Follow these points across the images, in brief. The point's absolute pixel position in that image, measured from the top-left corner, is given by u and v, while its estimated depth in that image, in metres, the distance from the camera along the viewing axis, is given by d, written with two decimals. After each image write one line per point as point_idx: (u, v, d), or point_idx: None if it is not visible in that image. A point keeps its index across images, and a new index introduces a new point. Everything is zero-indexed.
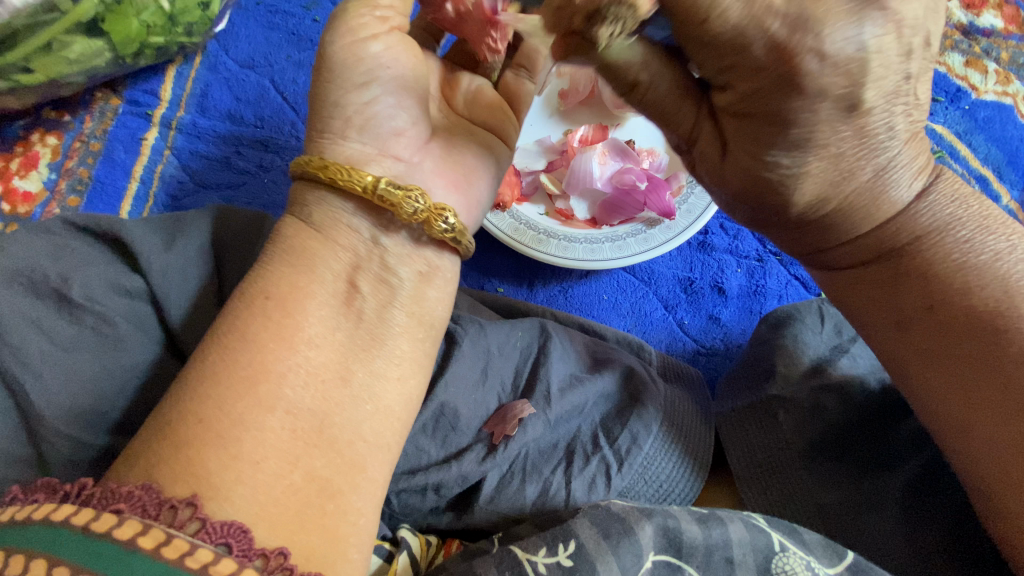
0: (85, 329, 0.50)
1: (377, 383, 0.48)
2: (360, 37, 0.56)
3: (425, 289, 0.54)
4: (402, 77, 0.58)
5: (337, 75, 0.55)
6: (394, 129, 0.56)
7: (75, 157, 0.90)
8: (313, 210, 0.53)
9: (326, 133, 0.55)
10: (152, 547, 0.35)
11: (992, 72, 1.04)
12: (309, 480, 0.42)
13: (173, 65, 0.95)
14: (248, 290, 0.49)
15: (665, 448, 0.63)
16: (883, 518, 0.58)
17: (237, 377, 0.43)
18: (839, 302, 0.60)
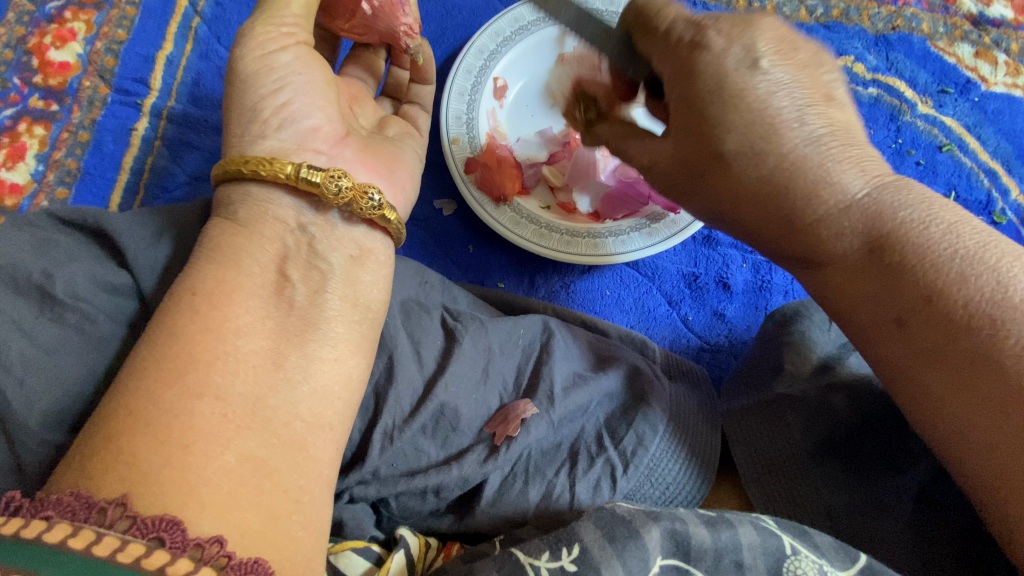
0: (68, 329, 0.49)
1: (311, 364, 0.50)
2: (265, 47, 0.59)
3: (357, 271, 0.57)
4: (313, 81, 0.61)
5: (250, 85, 0.58)
6: (312, 126, 0.60)
7: (64, 148, 0.87)
8: (240, 207, 0.55)
9: (246, 137, 0.58)
10: (84, 547, 0.35)
11: (1001, 64, 1.02)
12: (243, 460, 0.43)
13: (164, 54, 0.92)
14: (175, 289, 0.49)
15: (671, 450, 0.61)
16: (894, 521, 0.56)
17: (165, 368, 0.44)
18: (834, 312, 0.59)
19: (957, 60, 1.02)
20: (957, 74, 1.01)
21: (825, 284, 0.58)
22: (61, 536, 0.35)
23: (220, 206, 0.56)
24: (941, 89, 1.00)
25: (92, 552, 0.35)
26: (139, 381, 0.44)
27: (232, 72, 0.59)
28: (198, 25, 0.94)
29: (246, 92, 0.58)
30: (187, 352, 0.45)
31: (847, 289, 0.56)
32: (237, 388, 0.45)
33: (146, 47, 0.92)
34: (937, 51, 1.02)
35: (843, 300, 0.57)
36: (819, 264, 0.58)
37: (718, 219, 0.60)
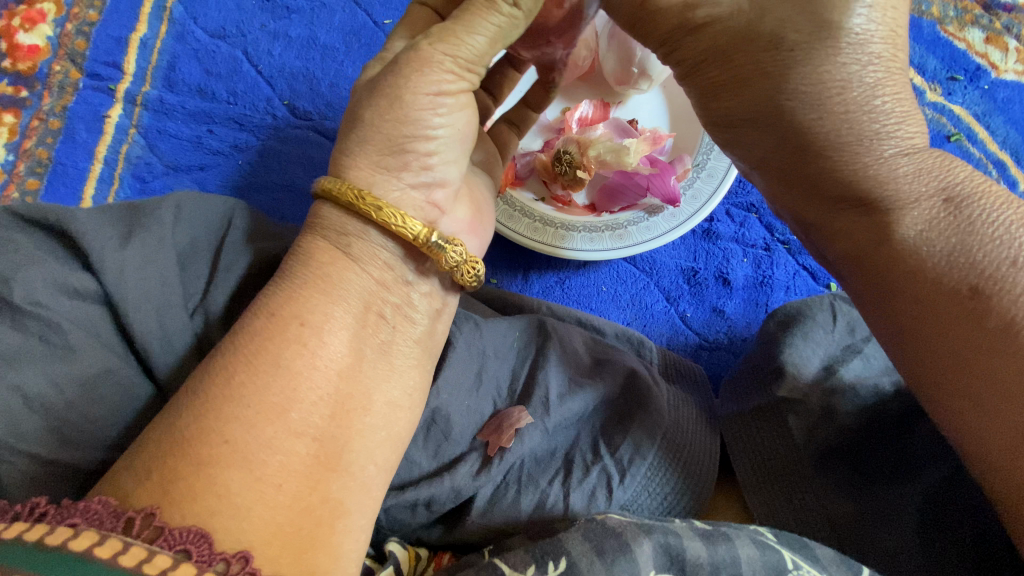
0: (30, 338, 0.46)
1: (394, 413, 0.50)
2: (439, 87, 0.51)
3: (435, 325, 0.55)
4: (464, 135, 0.55)
5: (405, 116, 0.51)
6: (444, 180, 0.55)
7: (34, 137, 0.83)
8: (354, 242, 0.51)
9: (381, 168, 0.52)
10: (111, 556, 0.33)
11: (1012, 50, 0.98)
12: (325, 501, 0.43)
13: (137, 36, 0.87)
14: (280, 312, 0.47)
15: (667, 460, 0.59)
16: (897, 532, 0.54)
17: (269, 403, 0.43)
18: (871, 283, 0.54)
19: (966, 46, 0.98)
20: (966, 61, 0.98)
21: (859, 241, 0.54)
22: (88, 543, 0.34)
23: (321, 230, 0.52)
24: (950, 76, 0.97)
25: (118, 561, 0.33)
26: (238, 411, 0.42)
27: (393, 95, 0.50)
28: (173, 5, 0.89)
29: (401, 126, 0.51)
30: (291, 389, 0.44)
31: (888, 253, 0.52)
32: (321, 425, 0.45)
33: (118, 28, 0.87)
34: (946, 37, 0.98)
35: (881, 268, 0.53)
36: (855, 221, 0.54)
37: (766, 162, 0.57)
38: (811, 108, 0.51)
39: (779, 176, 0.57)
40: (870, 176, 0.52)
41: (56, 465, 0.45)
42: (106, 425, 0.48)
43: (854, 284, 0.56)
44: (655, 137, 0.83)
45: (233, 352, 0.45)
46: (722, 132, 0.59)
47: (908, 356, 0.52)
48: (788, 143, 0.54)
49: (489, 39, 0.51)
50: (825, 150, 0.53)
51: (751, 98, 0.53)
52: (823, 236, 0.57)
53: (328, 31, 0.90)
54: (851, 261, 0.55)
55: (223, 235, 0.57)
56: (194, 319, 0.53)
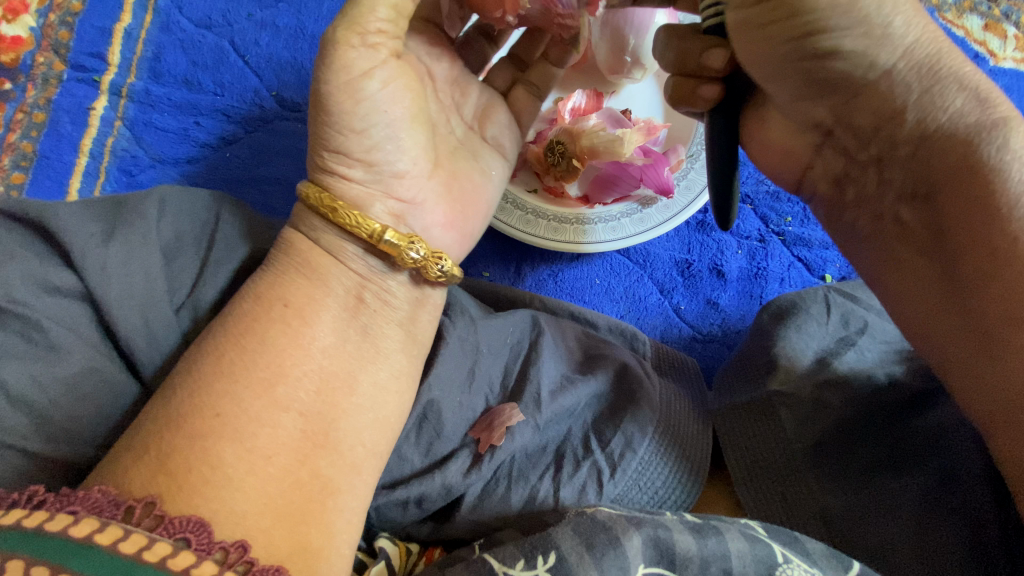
0: (11, 335, 0.45)
1: (379, 395, 0.48)
2: (348, 79, 0.49)
3: (417, 313, 0.54)
4: (404, 117, 0.53)
5: (330, 113, 0.50)
6: (398, 172, 0.54)
7: (18, 130, 0.81)
8: (320, 239, 0.51)
9: (326, 170, 0.52)
10: (111, 542, 0.34)
11: (1011, 38, 0.97)
12: (314, 477, 0.43)
13: (121, 25, 0.86)
14: (266, 294, 0.48)
15: (659, 454, 0.58)
16: (891, 525, 0.54)
17: (255, 377, 0.43)
18: (947, 215, 0.53)
19: (965, 33, 0.97)
20: (965, 49, 0.96)
21: (960, 168, 0.52)
22: (88, 531, 0.34)
23: (296, 224, 0.53)
24: None
25: (119, 549, 0.34)
26: (228, 386, 0.43)
27: (315, 97, 0.50)
28: None
29: (330, 127, 0.50)
30: (278, 364, 0.44)
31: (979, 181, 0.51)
32: (306, 400, 0.44)
33: (102, 18, 0.86)
34: (945, 23, 0.97)
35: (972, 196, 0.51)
36: (967, 132, 0.51)
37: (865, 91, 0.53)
38: (925, 11, 0.51)
39: (882, 94, 0.53)
40: (977, 88, 0.52)
41: (49, 461, 0.45)
42: (91, 424, 0.47)
43: (947, 213, 0.53)
44: (648, 128, 0.82)
45: (231, 342, 0.45)
46: (814, 43, 0.50)
47: (1023, 281, 0.49)
48: (908, 47, 0.51)
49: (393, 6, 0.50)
50: (937, 56, 0.51)
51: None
52: (928, 157, 0.53)
53: (316, 20, 0.88)
54: (957, 182, 0.52)
55: (207, 229, 0.56)
56: (181, 315, 0.52)
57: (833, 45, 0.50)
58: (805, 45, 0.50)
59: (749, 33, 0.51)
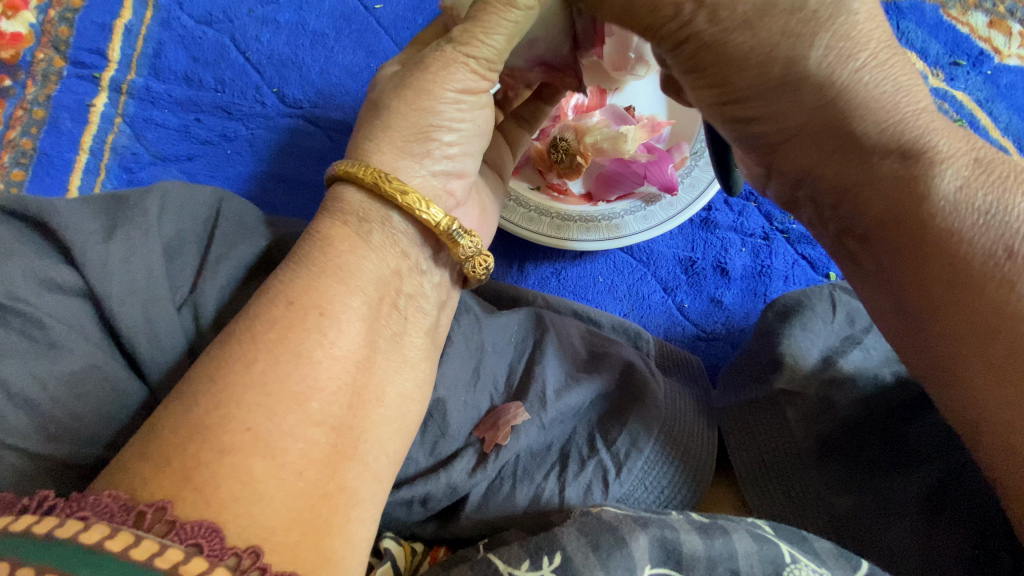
0: (14, 334, 0.44)
1: (406, 405, 0.49)
2: (462, 85, 0.51)
3: (440, 317, 0.55)
4: (483, 130, 0.56)
5: (429, 102, 0.51)
6: (463, 171, 0.55)
7: (18, 127, 0.81)
8: (375, 230, 0.50)
9: (402, 151, 0.51)
10: (122, 549, 0.32)
11: (1016, 35, 0.97)
12: (341, 489, 0.43)
13: (121, 22, 0.85)
14: (299, 300, 0.46)
15: (689, 452, 0.60)
16: (897, 525, 0.54)
17: (289, 391, 0.42)
18: (893, 257, 0.49)
19: (969, 30, 0.97)
20: (970, 45, 0.96)
21: (895, 208, 0.48)
22: (98, 537, 0.33)
23: (341, 213, 0.50)
24: (953, 61, 0.95)
25: (130, 556, 0.32)
26: (259, 398, 0.41)
27: (420, 87, 0.50)
28: None
29: (426, 116, 0.51)
30: (312, 378, 0.43)
31: (915, 224, 0.47)
32: (339, 414, 0.44)
33: (101, 15, 0.86)
34: (949, 21, 0.97)
35: (916, 237, 0.47)
36: (890, 179, 0.47)
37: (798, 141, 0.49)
38: (843, 63, 0.45)
39: (809, 145, 0.49)
40: (905, 134, 0.47)
41: (50, 461, 0.44)
42: (94, 423, 0.46)
43: (884, 255, 0.50)
44: (652, 125, 0.82)
45: (244, 337, 0.44)
46: (737, 110, 0.49)
47: (961, 322, 0.46)
48: (822, 104, 0.47)
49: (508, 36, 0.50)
50: (857, 109, 0.46)
51: (779, 62, 0.45)
52: (855, 205, 0.50)
53: (318, 17, 0.88)
54: (886, 228, 0.49)
55: (206, 226, 0.56)
56: (183, 313, 0.52)
57: (749, 111, 0.49)
58: (727, 111, 0.50)
59: (688, 91, 0.51)
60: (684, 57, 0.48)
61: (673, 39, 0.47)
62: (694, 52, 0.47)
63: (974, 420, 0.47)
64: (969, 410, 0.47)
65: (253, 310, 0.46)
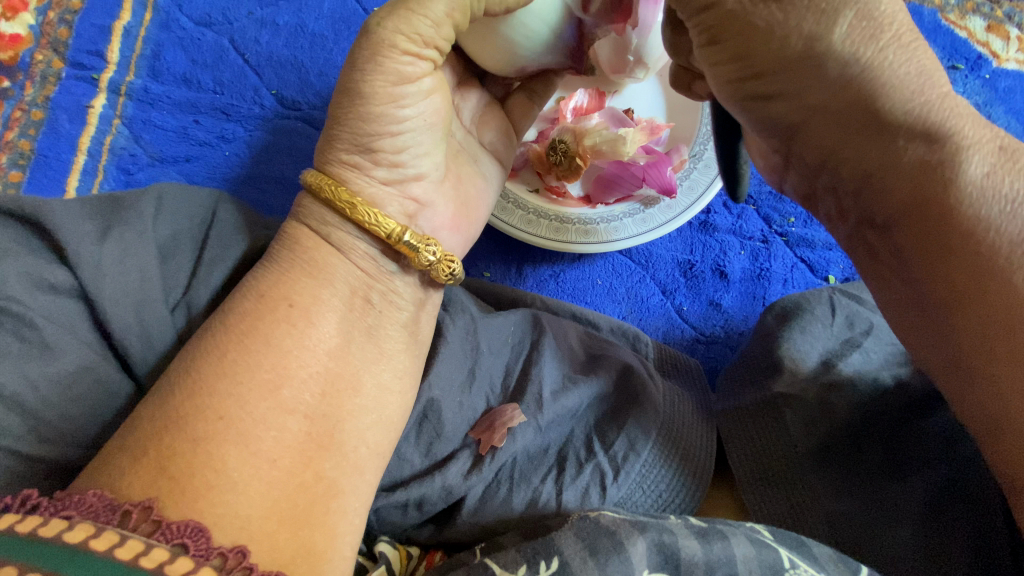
0: (6, 335, 0.44)
1: (382, 395, 0.48)
2: (398, 76, 0.49)
3: (419, 315, 0.54)
4: (436, 124, 0.53)
5: (366, 109, 0.49)
6: (419, 173, 0.54)
7: (16, 128, 0.81)
8: (332, 234, 0.50)
9: (347, 164, 0.51)
10: (106, 548, 0.32)
11: (1014, 39, 0.97)
12: (318, 480, 0.42)
13: (120, 23, 0.85)
14: (269, 292, 0.46)
15: (660, 459, 0.58)
16: (898, 530, 0.53)
17: (258, 380, 0.42)
18: (916, 249, 0.50)
19: (968, 34, 0.97)
20: (968, 50, 0.96)
21: (921, 192, 0.48)
22: (83, 536, 0.33)
23: (301, 218, 0.51)
24: (951, 65, 0.95)
25: (114, 554, 0.32)
26: (230, 387, 0.41)
27: (353, 90, 0.49)
28: None
29: (364, 122, 0.50)
30: (283, 366, 0.43)
31: (943, 212, 0.48)
32: (311, 403, 0.44)
33: (101, 17, 0.86)
34: (947, 25, 0.97)
35: (944, 226, 0.48)
36: (918, 168, 0.48)
37: (823, 122, 0.48)
38: (869, 42, 0.45)
39: (828, 126, 0.48)
40: (936, 118, 0.47)
41: (41, 462, 0.44)
42: (86, 424, 0.46)
43: (907, 246, 0.50)
44: (651, 128, 0.81)
45: (222, 329, 0.44)
46: (754, 90, 0.47)
47: (978, 316, 0.48)
48: (847, 82, 0.45)
49: (449, 6, 0.49)
50: (885, 87, 0.46)
51: (800, 36, 0.44)
52: (876, 192, 0.50)
53: (316, 19, 0.88)
54: (911, 215, 0.49)
55: (202, 228, 0.55)
56: (176, 314, 0.52)
57: (773, 88, 0.47)
58: (746, 88, 0.48)
59: (704, 69, 0.49)
60: (708, 21, 0.46)
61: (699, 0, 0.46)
62: (719, 19, 0.45)
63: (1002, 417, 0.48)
64: (990, 402, 0.48)
65: (228, 303, 0.46)
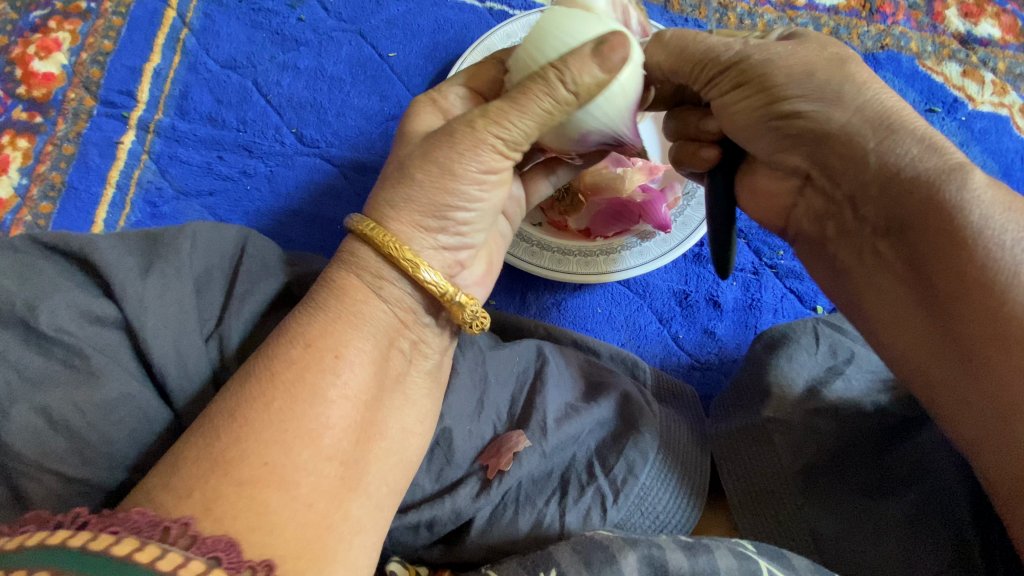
0: (55, 362, 0.48)
1: (408, 439, 0.53)
2: (486, 166, 0.55)
3: (443, 360, 0.59)
4: (494, 205, 0.60)
5: (450, 182, 0.55)
6: (470, 242, 0.59)
7: (48, 162, 0.86)
8: (386, 287, 0.54)
9: (420, 226, 0.55)
10: (150, 560, 0.35)
11: (988, 83, 1.04)
12: (346, 519, 0.46)
13: (151, 66, 0.91)
14: (316, 343, 0.49)
15: (662, 476, 0.61)
16: (878, 546, 0.57)
17: (305, 428, 0.46)
18: (930, 257, 0.51)
19: (944, 79, 1.03)
20: (944, 94, 1.02)
21: (928, 203, 0.51)
22: (129, 548, 0.35)
23: (356, 269, 0.54)
24: (929, 108, 1.01)
25: (156, 565, 0.35)
26: (277, 435, 0.45)
27: (446, 164, 0.55)
28: (186, 37, 0.93)
29: (447, 195, 0.55)
30: (325, 418, 0.47)
31: (955, 212, 0.50)
32: (348, 449, 0.47)
33: (132, 58, 0.91)
34: (924, 70, 1.03)
35: (956, 226, 0.49)
36: (928, 174, 0.51)
37: (841, 142, 0.55)
38: (874, 83, 0.55)
39: (845, 147, 0.55)
40: (933, 142, 0.53)
41: (82, 484, 0.47)
42: (126, 450, 0.49)
43: (924, 246, 0.52)
44: (649, 167, 0.83)
45: (269, 378, 0.47)
46: (778, 119, 0.56)
47: (997, 311, 0.47)
48: (858, 110, 0.54)
49: (537, 123, 0.55)
50: (892, 115, 0.54)
51: (793, 78, 0.55)
52: (894, 197, 0.53)
53: (335, 63, 0.93)
54: (925, 220, 0.51)
55: (229, 264, 0.60)
56: (210, 344, 0.56)
57: (796, 111, 0.56)
58: (774, 110, 0.56)
59: (720, 108, 0.59)
60: (731, 75, 0.57)
61: (725, 61, 0.57)
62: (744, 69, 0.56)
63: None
64: (1002, 395, 0.47)
65: (274, 350, 0.49)
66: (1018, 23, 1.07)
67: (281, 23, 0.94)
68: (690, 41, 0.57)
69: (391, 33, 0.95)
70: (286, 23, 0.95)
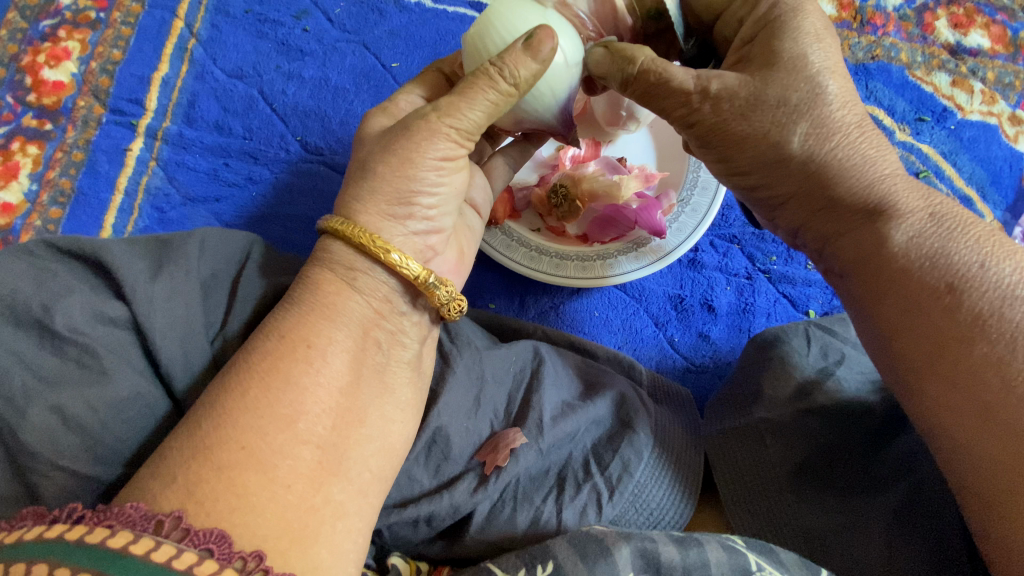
0: (69, 362, 0.50)
1: (386, 425, 0.54)
2: (444, 152, 0.57)
3: (422, 350, 0.60)
4: (458, 189, 0.62)
5: (411, 172, 0.57)
6: (440, 226, 0.61)
7: (58, 168, 0.88)
8: (361, 276, 0.56)
9: (386, 215, 0.57)
10: (144, 552, 0.37)
11: (978, 92, 1.06)
12: (327, 502, 0.47)
13: (159, 75, 0.93)
14: (289, 334, 0.51)
15: (657, 474, 0.63)
16: (862, 540, 0.58)
17: (277, 414, 0.47)
18: (861, 299, 0.61)
19: (934, 89, 1.06)
20: (933, 103, 1.05)
21: (863, 251, 0.60)
22: (123, 542, 0.38)
23: (330, 264, 0.57)
24: (919, 117, 1.04)
25: (151, 557, 0.37)
26: (252, 421, 0.46)
27: (404, 155, 0.57)
28: (194, 47, 0.95)
29: (409, 182, 0.57)
30: (299, 403, 0.48)
31: (883, 259, 0.58)
32: (323, 434, 0.49)
33: (141, 68, 0.94)
34: (914, 80, 1.06)
35: (882, 272, 0.58)
36: (864, 220, 0.60)
37: (795, 200, 0.62)
38: (820, 140, 0.59)
39: (797, 207, 0.63)
40: (877, 190, 0.59)
41: (93, 481, 0.49)
42: (129, 445, 0.51)
43: (853, 290, 0.62)
44: (644, 175, 0.88)
45: (247, 369, 0.49)
46: (740, 179, 0.64)
47: (913, 348, 0.56)
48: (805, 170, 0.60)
49: (486, 113, 0.57)
50: (837, 171, 0.59)
51: (740, 144, 0.60)
52: (837, 247, 0.62)
53: (339, 72, 0.96)
54: (857, 268, 0.60)
55: (234, 267, 0.62)
56: (214, 344, 0.57)
57: (750, 179, 0.63)
58: (733, 179, 0.65)
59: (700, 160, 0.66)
60: (693, 134, 0.62)
61: (684, 119, 0.60)
62: (701, 132, 0.61)
63: (928, 434, 0.56)
64: (924, 421, 0.56)
65: (250, 345, 0.52)
66: (1007, 34, 1.09)
67: (286, 33, 0.97)
68: (652, 75, 0.57)
69: (393, 44, 0.97)
70: (291, 34, 0.97)
